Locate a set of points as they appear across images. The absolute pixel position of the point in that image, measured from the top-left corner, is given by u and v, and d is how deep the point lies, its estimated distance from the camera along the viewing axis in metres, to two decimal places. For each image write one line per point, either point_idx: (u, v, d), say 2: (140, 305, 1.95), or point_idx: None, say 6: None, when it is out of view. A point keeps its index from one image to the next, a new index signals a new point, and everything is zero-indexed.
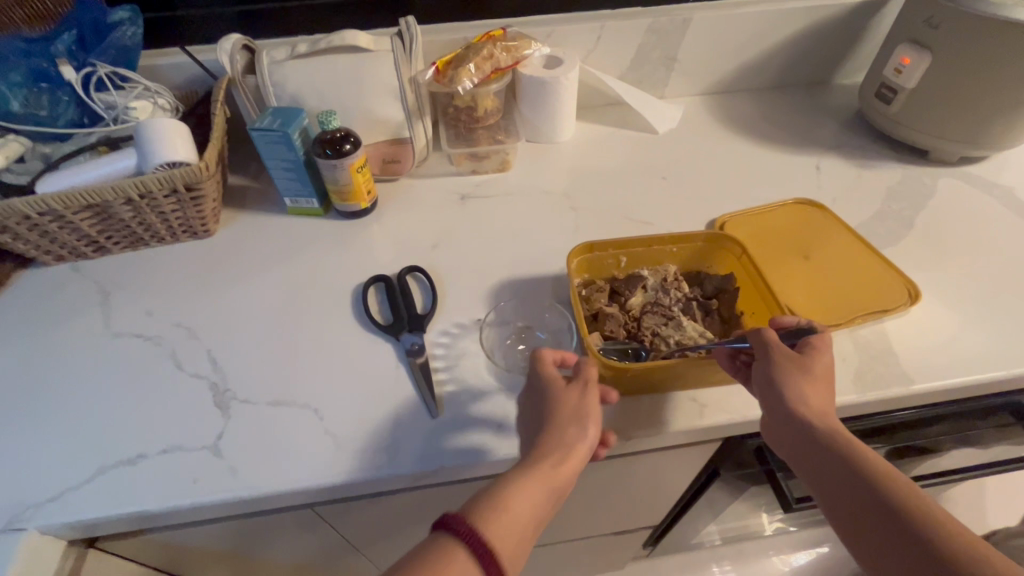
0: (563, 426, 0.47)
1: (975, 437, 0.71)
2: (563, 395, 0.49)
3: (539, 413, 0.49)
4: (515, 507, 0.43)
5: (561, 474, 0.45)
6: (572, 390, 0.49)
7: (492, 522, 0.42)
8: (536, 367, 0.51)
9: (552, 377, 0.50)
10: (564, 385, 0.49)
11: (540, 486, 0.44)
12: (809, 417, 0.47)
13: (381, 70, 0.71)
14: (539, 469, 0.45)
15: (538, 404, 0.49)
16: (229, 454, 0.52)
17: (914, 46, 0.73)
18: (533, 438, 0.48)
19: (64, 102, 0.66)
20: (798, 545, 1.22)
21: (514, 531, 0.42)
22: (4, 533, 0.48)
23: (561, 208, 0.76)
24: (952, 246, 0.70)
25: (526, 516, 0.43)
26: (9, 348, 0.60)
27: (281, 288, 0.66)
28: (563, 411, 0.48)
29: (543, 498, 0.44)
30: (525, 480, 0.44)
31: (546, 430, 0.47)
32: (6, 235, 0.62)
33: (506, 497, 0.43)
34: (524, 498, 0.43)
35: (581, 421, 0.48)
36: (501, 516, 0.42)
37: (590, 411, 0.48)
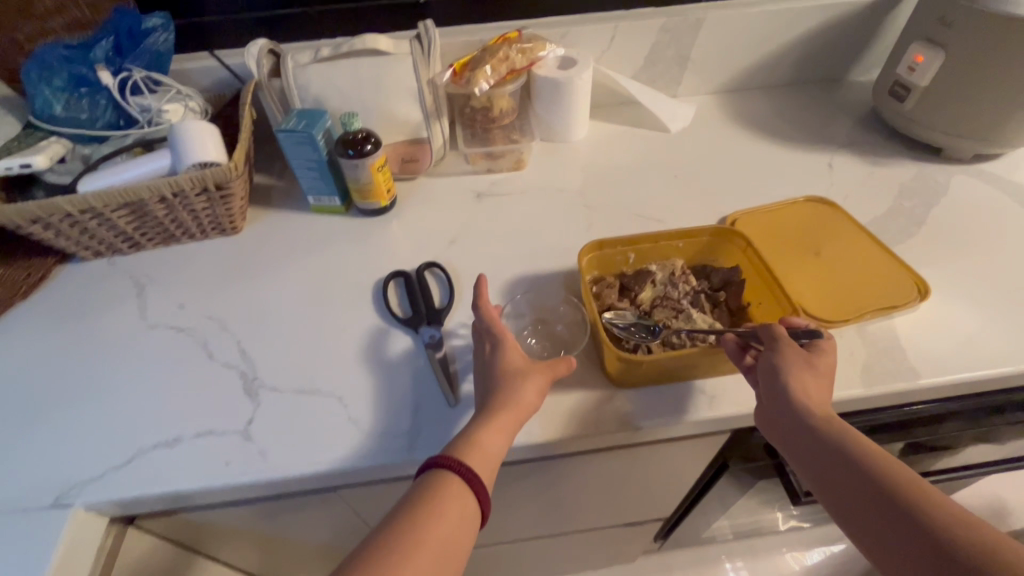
0: (510, 380, 0.51)
1: (986, 433, 0.72)
2: (509, 356, 0.53)
3: (486, 371, 0.53)
4: (482, 446, 0.48)
5: (512, 423, 0.49)
6: (516, 351, 0.54)
7: (465, 455, 0.47)
8: (483, 328, 0.56)
9: (496, 337, 0.55)
10: (511, 348, 0.54)
11: (502, 431, 0.49)
12: (809, 406, 0.48)
13: (400, 72, 0.73)
14: (500, 415, 0.49)
15: (487, 361, 0.54)
16: (258, 439, 0.55)
17: (927, 45, 0.73)
18: (485, 389, 0.52)
19: (102, 105, 0.69)
20: (810, 542, 1.23)
21: (485, 464, 0.47)
22: (53, 509, 0.51)
23: (575, 205, 0.78)
24: (965, 243, 0.71)
25: (492, 453, 0.48)
26: (53, 338, 0.64)
27: (305, 283, 0.69)
28: (506, 368, 0.52)
29: (498, 443, 0.48)
30: (486, 426, 0.49)
31: (493, 384, 0.52)
32: (49, 231, 0.65)
33: (473, 434, 0.49)
34: (488, 441, 0.48)
35: (535, 381, 0.52)
36: (474, 453, 0.47)
37: (534, 370, 0.52)
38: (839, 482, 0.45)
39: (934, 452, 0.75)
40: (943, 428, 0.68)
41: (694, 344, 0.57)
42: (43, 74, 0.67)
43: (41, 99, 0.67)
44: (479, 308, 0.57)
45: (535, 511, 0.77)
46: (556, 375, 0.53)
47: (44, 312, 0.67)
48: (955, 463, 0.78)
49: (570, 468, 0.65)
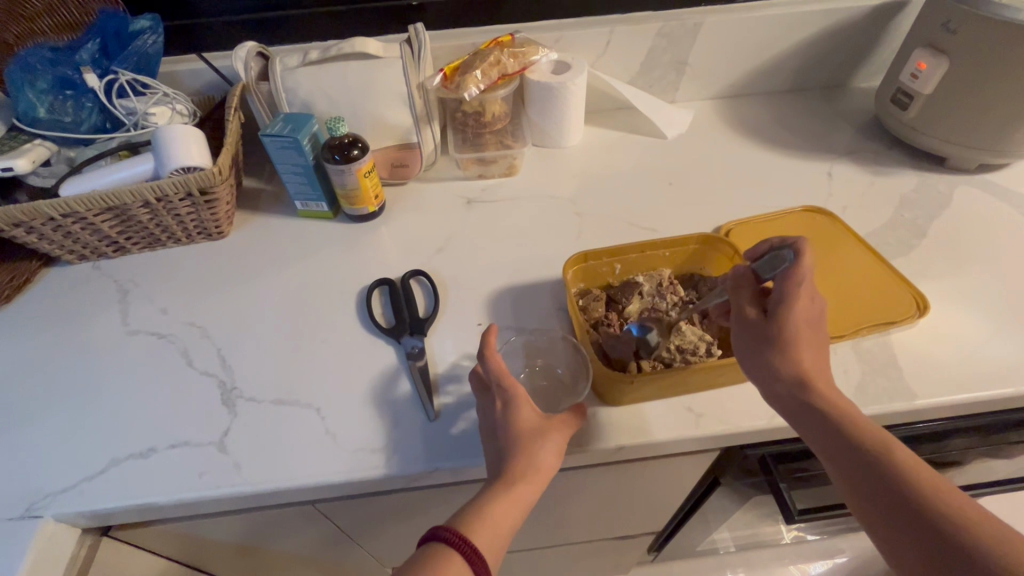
0: (529, 446, 0.48)
1: (989, 452, 0.69)
2: (523, 417, 0.49)
3: (498, 432, 0.49)
4: (494, 522, 0.45)
5: (525, 494, 0.47)
6: (530, 409, 0.50)
7: (475, 532, 0.44)
8: (493, 381, 0.51)
9: (508, 394, 0.50)
10: (525, 405, 0.49)
11: (514, 506, 0.46)
12: (794, 382, 0.46)
13: (389, 76, 0.72)
14: (514, 488, 0.46)
15: (499, 422, 0.49)
16: (234, 450, 0.54)
17: (930, 51, 0.71)
18: (497, 453, 0.49)
19: (87, 108, 0.69)
20: (809, 555, 1.20)
21: (493, 539, 0.45)
22: (24, 520, 0.50)
23: (567, 213, 0.76)
24: (968, 256, 0.69)
25: (505, 526, 0.45)
26: (34, 342, 0.64)
27: (290, 290, 0.68)
28: (523, 433, 0.48)
29: (512, 516, 0.46)
30: (498, 495, 0.46)
31: (509, 451, 0.48)
32: (31, 235, 0.65)
33: (485, 510, 0.45)
34: (503, 516, 0.45)
35: (550, 450, 0.48)
36: (483, 527, 0.45)
37: (550, 432, 0.49)
38: (838, 460, 0.44)
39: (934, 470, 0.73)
40: (943, 447, 0.66)
41: (684, 359, 0.55)
42: (27, 77, 0.66)
43: (24, 101, 0.67)
44: (488, 358, 0.51)
45: (522, 524, 0.76)
46: (571, 432, 0.50)
47: (27, 317, 0.66)
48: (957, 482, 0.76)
49: (556, 483, 0.64)
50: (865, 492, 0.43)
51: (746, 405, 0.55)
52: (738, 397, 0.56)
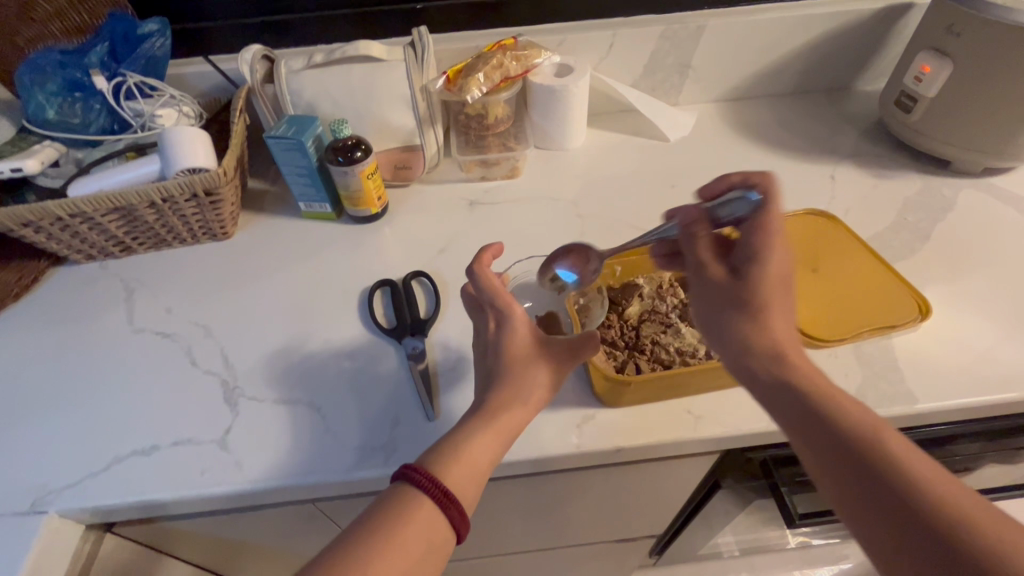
0: (520, 373, 0.49)
1: (993, 457, 0.69)
2: (516, 339, 0.51)
3: (491, 349, 0.51)
4: (471, 456, 0.45)
5: (509, 421, 0.48)
6: (526, 331, 0.51)
7: (447, 470, 0.44)
8: (487, 301, 0.53)
9: (502, 312, 0.52)
10: (519, 326, 0.51)
11: (494, 438, 0.46)
12: (760, 358, 0.44)
13: (393, 78, 0.73)
14: (497, 419, 0.47)
15: (492, 339, 0.52)
16: (235, 448, 0.54)
17: (934, 54, 0.71)
18: (488, 378, 0.50)
19: (96, 109, 0.70)
20: (814, 561, 1.19)
21: (468, 478, 0.44)
22: (29, 515, 0.51)
23: (569, 215, 0.76)
24: (972, 260, 0.68)
25: (481, 463, 0.45)
26: (41, 340, 0.65)
27: (293, 291, 0.68)
28: (515, 356, 0.50)
29: (496, 443, 0.46)
30: (480, 430, 0.46)
31: (499, 374, 0.50)
32: (40, 234, 0.66)
33: (464, 443, 0.46)
34: (482, 446, 0.46)
35: (540, 378, 0.50)
36: (461, 460, 0.45)
37: (543, 358, 0.50)
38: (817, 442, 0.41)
39: None
40: (948, 452, 0.66)
41: (683, 361, 0.55)
42: (37, 78, 0.68)
43: (34, 103, 0.68)
44: (479, 274, 0.53)
45: (522, 526, 0.76)
46: (572, 360, 0.51)
47: (34, 315, 0.67)
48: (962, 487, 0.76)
49: (555, 484, 0.64)
50: (849, 479, 0.39)
51: (746, 409, 0.55)
52: (737, 400, 0.56)
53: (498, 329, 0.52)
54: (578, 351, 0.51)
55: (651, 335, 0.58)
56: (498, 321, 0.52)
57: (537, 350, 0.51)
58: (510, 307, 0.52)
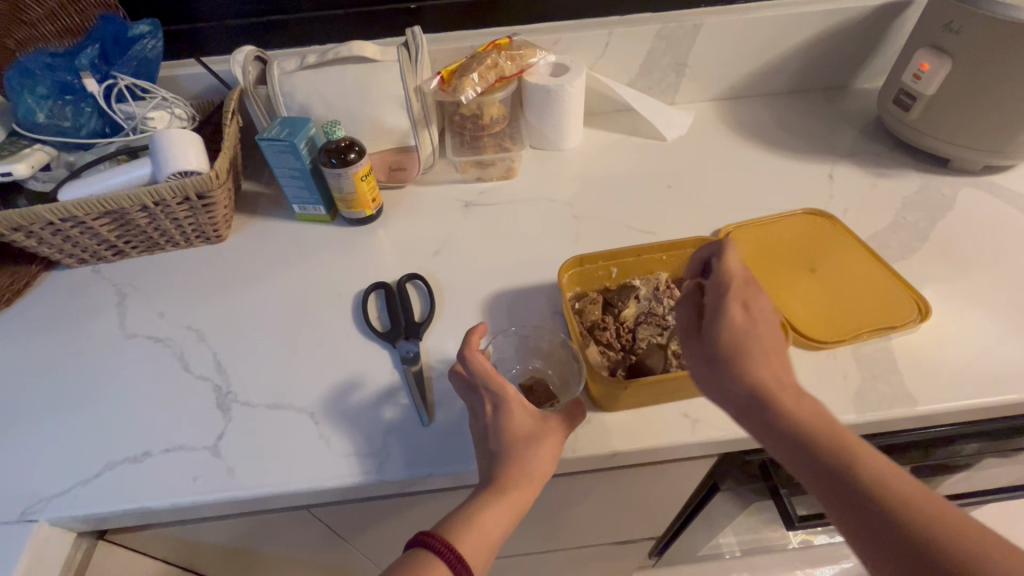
0: (521, 451, 0.47)
1: (993, 458, 0.68)
2: (515, 419, 0.49)
3: (489, 434, 0.49)
4: (483, 527, 0.44)
5: (518, 497, 0.46)
6: (522, 412, 0.49)
7: (463, 540, 0.44)
8: (478, 382, 0.51)
9: (497, 395, 0.49)
10: (515, 408, 0.49)
11: (507, 513, 0.45)
12: (758, 404, 0.40)
13: (386, 80, 0.72)
14: (508, 493, 0.46)
15: (491, 424, 0.49)
16: (228, 455, 0.54)
17: (933, 52, 0.70)
18: (489, 454, 0.48)
19: (86, 113, 0.70)
20: (815, 561, 1.19)
21: (481, 550, 0.44)
22: (19, 523, 0.51)
23: (565, 215, 0.76)
24: (972, 259, 0.68)
25: (495, 536, 0.45)
26: (34, 345, 0.64)
27: (287, 294, 0.68)
28: (516, 437, 0.48)
29: (504, 520, 0.45)
30: (489, 504, 0.45)
31: (503, 455, 0.47)
32: (31, 239, 0.65)
33: (474, 516, 0.45)
34: (495, 521, 0.45)
35: (545, 454, 0.48)
36: (472, 536, 0.44)
37: (545, 435, 0.48)
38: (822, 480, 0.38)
39: (938, 476, 0.71)
40: (949, 453, 0.65)
41: (681, 365, 0.55)
42: (26, 82, 0.67)
43: (24, 107, 0.67)
44: (469, 359, 0.51)
45: (520, 529, 0.75)
46: (570, 432, 0.49)
47: (26, 320, 0.67)
48: (962, 487, 0.75)
49: (552, 487, 0.63)
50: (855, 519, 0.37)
51: None
52: None
53: (494, 411, 0.49)
54: (572, 420, 0.50)
55: (648, 338, 0.58)
56: (493, 403, 0.50)
57: (539, 428, 0.49)
58: (502, 386, 0.50)
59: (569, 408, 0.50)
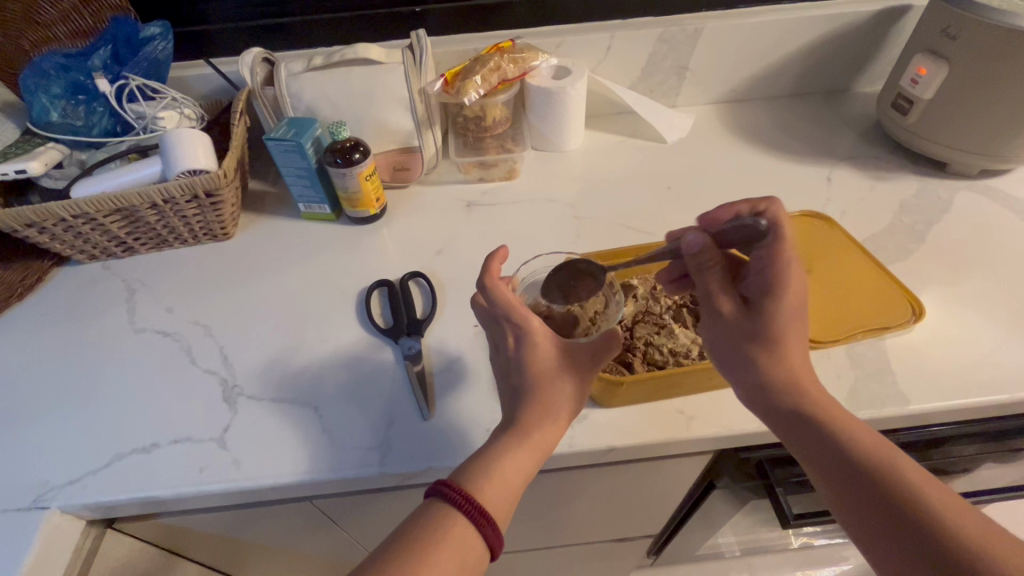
0: (547, 385, 0.49)
1: (988, 459, 0.69)
2: (539, 352, 0.50)
3: (514, 369, 0.51)
4: (502, 475, 0.46)
5: (542, 432, 0.48)
6: (548, 343, 0.51)
7: (483, 493, 0.45)
8: (500, 314, 0.52)
9: (520, 327, 0.51)
10: (539, 340, 0.51)
11: (529, 454, 0.47)
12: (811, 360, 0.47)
13: (391, 81, 0.73)
14: (530, 434, 0.48)
15: (514, 357, 0.51)
16: (233, 446, 0.55)
17: (931, 57, 0.71)
18: (513, 392, 0.51)
19: (98, 112, 0.71)
20: (814, 562, 1.19)
21: (503, 499, 0.46)
22: (31, 510, 0.52)
23: (565, 216, 0.77)
24: (967, 262, 0.68)
25: (516, 482, 0.46)
26: (46, 337, 0.66)
27: (292, 292, 0.69)
28: (541, 368, 0.50)
29: (529, 461, 0.47)
30: (512, 448, 0.47)
31: (527, 391, 0.49)
32: (43, 235, 0.67)
33: (497, 463, 0.46)
34: (516, 465, 0.47)
35: (571, 386, 0.50)
36: (495, 479, 0.45)
37: (570, 369, 0.50)
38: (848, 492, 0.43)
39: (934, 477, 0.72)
40: (944, 453, 0.66)
41: (676, 361, 0.56)
42: (41, 82, 0.69)
43: (39, 106, 0.69)
44: (491, 290, 0.52)
45: (518, 525, 0.76)
46: (601, 362, 0.50)
47: (38, 314, 0.68)
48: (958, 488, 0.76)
49: (551, 483, 0.64)
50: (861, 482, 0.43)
51: (737, 409, 0.56)
52: (729, 400, 0.56)
53: (518, 345, 0.51)
54: (604, 348, 0.50)
55: (645, 336, 0.58)
56: (517, 336, 0.51)
57: (564, 360, 0.50)
58: (525, 318, 0.51)
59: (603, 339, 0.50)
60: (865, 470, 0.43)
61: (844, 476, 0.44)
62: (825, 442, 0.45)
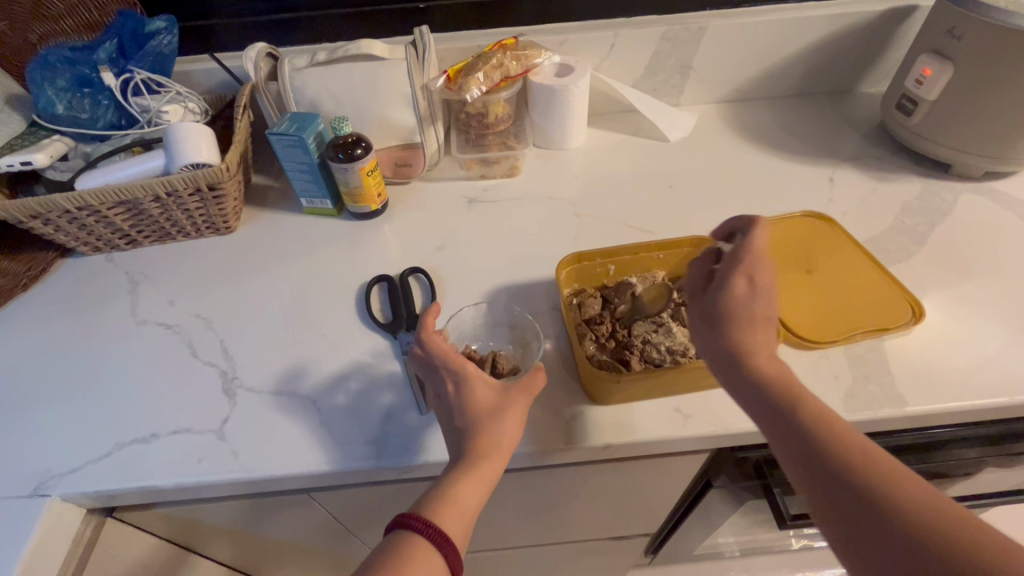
0: (486, 424, 0.49)
1: (988, 462, 0.68)
2: (478, 393, 0.50)
3: (454, 411, 0.50)
4: (459, 502, 0.46)
5: (483, 470, 0.48)
6: (485, 386, 0.51)
7: (441, 517, 0.45)
8: (438, 363, 0.52)
9: (456, 373, 0.51)
10: (477, 383, 0.51)
11: (479, 485, 0.47)
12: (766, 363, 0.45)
13: (393, 77, 0.73)
14: (478, 467, 0.47)
15: (452, 402, 0.50)
16: (232, 438, 0.55)
17: (936, 57, 0.71)
18: (455, 430, 0.50)
19: (103, 105, 0.72)
20: (813, 563, 1.19)
21: (460, 523, 0.46)
22: (32, 498, 0.53)
23: (566, 214, 0.77)
24: (969, 264, 0.68)
25: (470, 509, 0.46)
26: (50, 328, 0.66)
27: (294, 285, 0.70)
28: (481, 406, 0.50)
29: (478, 491, 0.47)
30: (461, 478, 0.47)
31: (470, 430, 0.49)
32: (48, 227, 0.67)
33: (450, 491, 0.46)
34: (466, 495, 0.46)
35: (510, 425, 0.49)
36: (451, 507, 0.46)
37: (508, 407, 0.50)
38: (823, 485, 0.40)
39: (934, 480, 0.72)
40: (945, 456, 0.65)
41: (674, 360, 0.56)
42: (46, 75, 0.69)
43: (44, 98, 0.69)
44: (427, 341, 0.53)
45: (515, 521, 0.76)
46: (532, 396, 0.51)
47: (43, 305, 0.69)
48: (957, 490, 0.75)
49: (548, 480, 0.65)
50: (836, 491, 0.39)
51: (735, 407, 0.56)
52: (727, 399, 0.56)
53: (455, 392, 0.51)
54: (533, 386, 0.51)
55: (643, 334, 0.58)
56: (456, 383, 0.51)
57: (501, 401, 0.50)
58: (465, 366, 0.52)
59: (531, 376, 0.51)
60: (839, 477, 0.39)
61: (828, 479, 0.39)
62: (798, 429, 0.42)
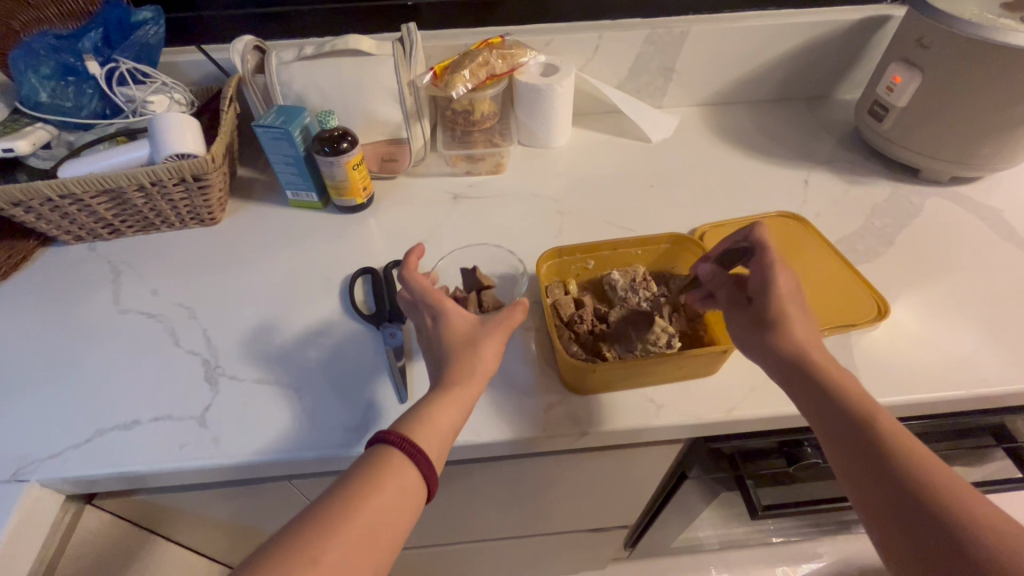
0: (465, 397, 0.50)
1: (949, 456, 0.71)
2: (455, 323, 0.53)
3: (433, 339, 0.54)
4: (435, 423, 0.47)
5: (468, 390, 0.50)
6: (461, 318, 0.54)
7: (417, 433, 0.46)
8: (419, 297, 0.56)
9: (434, 306, 0.55)
10: (453, 315, 0.54)
11: (454, 407, 0.49)
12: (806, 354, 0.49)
13: (381, 72, 0.74)
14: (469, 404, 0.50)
15: (430, 332, 0.54)
16: (214, 424, 0.56)
17: (905, 65, 0.73)
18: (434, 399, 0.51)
19: (88, 94, 0.72)
20: (790, 559, 1.22)
21: (435, 439, 0.47)
22: (10, 483, 0.53)
23: (548, 210, 0.79)
24: (933, 264, 0.71)
25: (444, 429, 0.48)
26: (30, 316, 0.66)
27: (278, 278, 0.70)
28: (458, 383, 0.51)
29: (457, 410, 0.49)
30: (439, 401, 0.49)
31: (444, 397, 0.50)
32: (29, 215, 0.67)
33: (427, 413, 0.48)
34: (444, 414, 0.48)
35: (451, 401, 0.49)
36: (424, 427, 0.47)
37: (486, 334, 0.52)
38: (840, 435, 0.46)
39: None
40: None
41: (645, 349, 0.57)
42: (30, 62, 0.69)
43: (28, 86, 0.69)
44: (408, 278, 0.56)
45: (495, 512, 0.78)
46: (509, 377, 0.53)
47: (22, 294, 0.69)
48: None
49: (527, 470, 0.66)
50: (845, 440, 0.46)
51: (705, 397, 0.58)
52: (699, 391, 0.58)
53: (436, 319, 0.54)
54: (511, 321, 0.53)
55: (621, 325, 0.60)
56: (433, 311, 0.54)
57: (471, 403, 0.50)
58: (438, 298, 0.55)
59: (510, 312, 0.54)
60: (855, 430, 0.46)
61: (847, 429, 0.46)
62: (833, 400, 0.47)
